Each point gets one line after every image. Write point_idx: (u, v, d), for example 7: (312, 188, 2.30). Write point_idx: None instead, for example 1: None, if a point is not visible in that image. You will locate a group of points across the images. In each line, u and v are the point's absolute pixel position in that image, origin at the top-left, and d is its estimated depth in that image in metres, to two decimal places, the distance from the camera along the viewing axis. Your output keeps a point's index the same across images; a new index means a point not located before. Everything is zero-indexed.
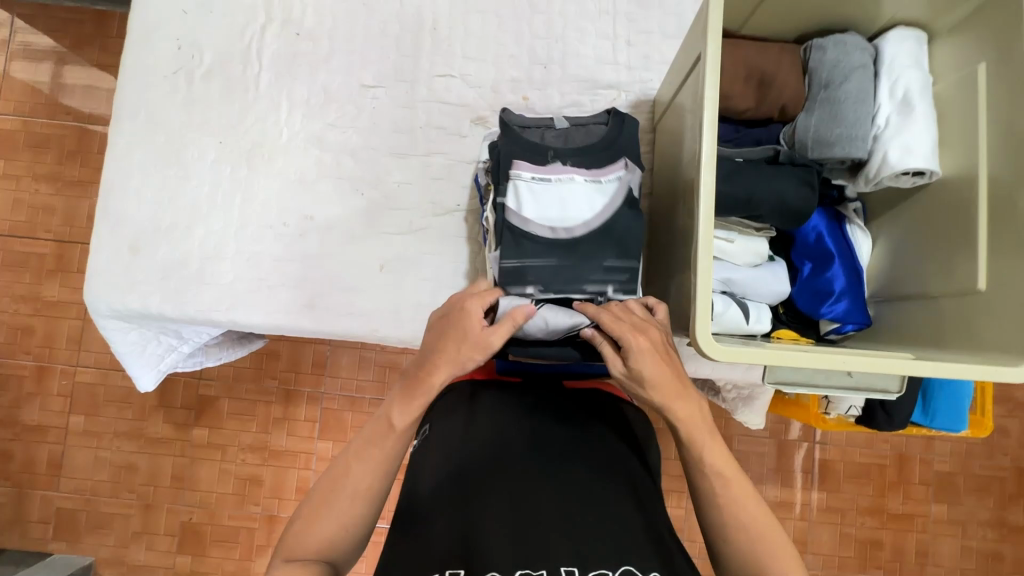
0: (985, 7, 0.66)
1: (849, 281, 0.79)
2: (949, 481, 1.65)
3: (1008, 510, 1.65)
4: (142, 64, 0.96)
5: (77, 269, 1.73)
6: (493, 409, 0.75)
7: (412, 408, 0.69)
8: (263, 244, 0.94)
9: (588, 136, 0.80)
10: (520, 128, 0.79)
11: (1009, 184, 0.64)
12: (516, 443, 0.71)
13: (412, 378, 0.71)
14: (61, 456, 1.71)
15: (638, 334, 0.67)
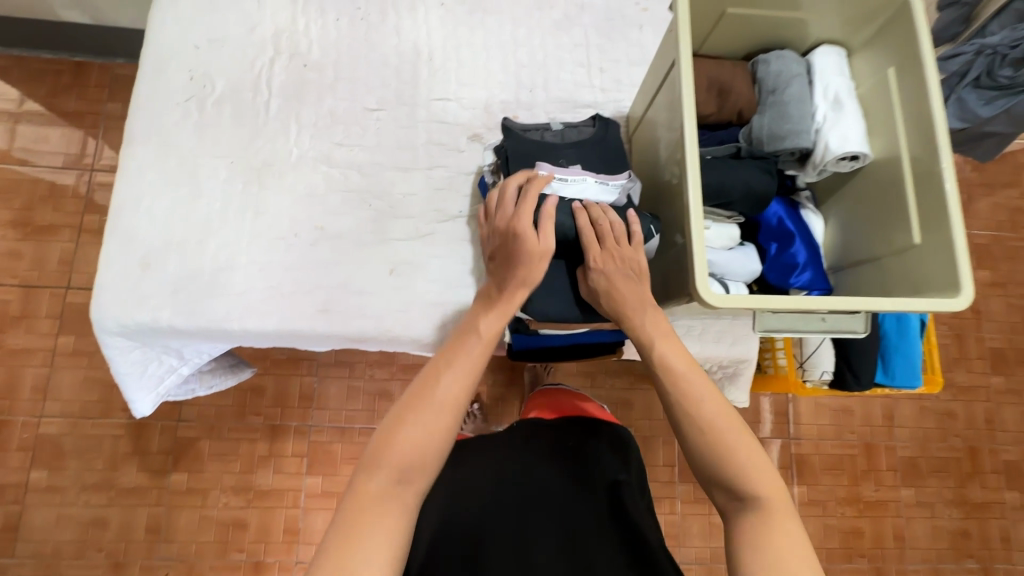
0: (885, 25, 0.84)
1: (810, 255, 0.91)
2: (913, 464, 1.78)
3: (967, 487, 1.79)
4: (155, 92, 1.01)
5: (44, 314, 1.66)
6: (482, 457, 0.90)
7: (496, 322, 0.74)
8: (275, 255, 0.98)
9: (581, 134, 0.90)
10: (521, 131, 0.88)
11: (926, 158, 0.78)
12: (506, 487, 0.86)
13: (490, 297, 0.77)
14: (18, 517, 1.57)
15: (599, 254, 0.79)
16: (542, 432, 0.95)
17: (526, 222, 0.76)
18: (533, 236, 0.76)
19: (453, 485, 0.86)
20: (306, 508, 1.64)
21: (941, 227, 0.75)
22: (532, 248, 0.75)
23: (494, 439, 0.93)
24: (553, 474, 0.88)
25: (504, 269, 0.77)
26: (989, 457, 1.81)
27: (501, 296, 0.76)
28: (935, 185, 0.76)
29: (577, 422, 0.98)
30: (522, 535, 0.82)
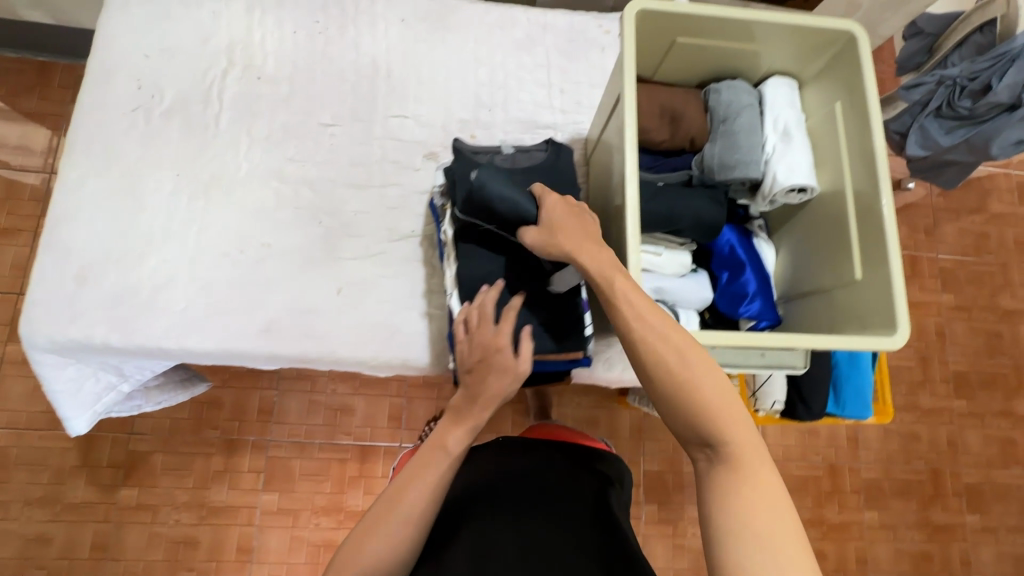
0: (835, 60, 0.84)
1: (760, 285, 0.91)
2: (877, 486, 1.79)
3: (930, 510, 1.80)
4: (101, 101, 0.98)
5: None
6: (478, 467, 0.92)
7: (464, 432, 0.73)
8: (220, 271, 0.95)
9: (532, 160, 0.87)
10: (470, 154, 0.85)
11: (867, 194, 0.78)
12: (495, 491, 0.87)
13: (458, 413, 0.75)
14: None
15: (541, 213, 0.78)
16: (541, 449, 0.95)
17: (506, 342, 0.76)
18: (510, 356, 0.76)
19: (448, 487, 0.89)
20: (262, 525, 1.60)
21: (880, 262, 0.76)
22: (510, 368, 0.76)
23: (492, 452, 0.94)
24: (543, 484, 0.88)
25: (475, 387, 0.75)
26: (951, 480, 1.82)
27: (470, 412, 0.75)
28: (875, 221, 0.77)
29: (564, 450, 0.95)
30: (507, 532, 0.81)
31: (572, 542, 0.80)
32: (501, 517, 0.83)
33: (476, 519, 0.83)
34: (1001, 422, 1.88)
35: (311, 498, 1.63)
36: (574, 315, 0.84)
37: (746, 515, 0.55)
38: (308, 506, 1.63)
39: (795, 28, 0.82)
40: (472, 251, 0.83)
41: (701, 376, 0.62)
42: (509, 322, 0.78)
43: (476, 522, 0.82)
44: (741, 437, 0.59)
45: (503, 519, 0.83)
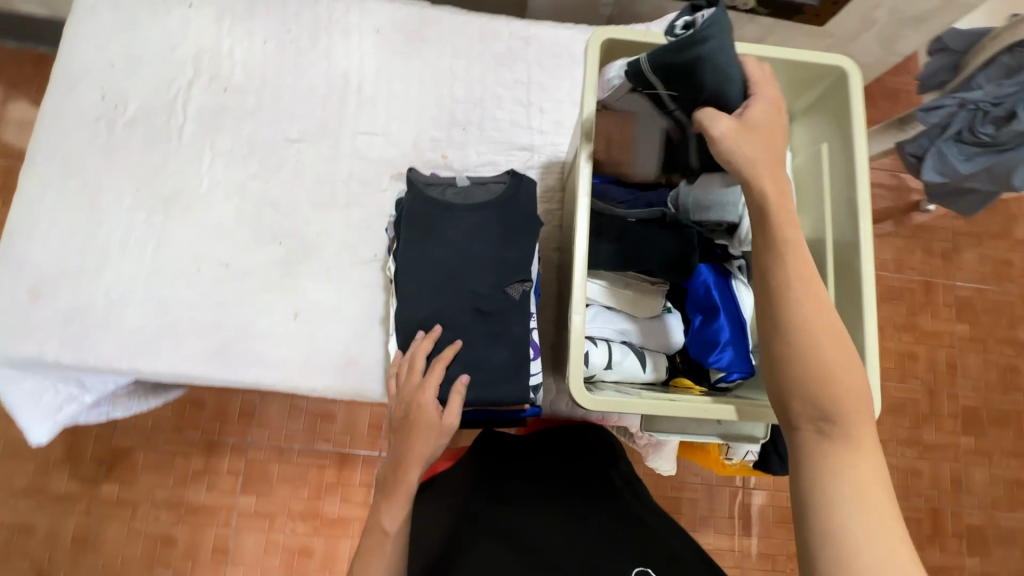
0: (825, 95, 0.77)
1: (735, 333, 0.84)
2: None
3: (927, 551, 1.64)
4: (63, 111, 0.96)
5: None
6: (455, 479, 0.88)
7: (398, 509, 0.71)
8: (175, 291, 0.93)
9: (487, 194, 0.83)
10: (424, 186, 0.83)
11: (848, 249, 0.72)
12: (488, 486, 0.82)
13: (387, 483, 0.74)
14: None
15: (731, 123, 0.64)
16: (516, 445, 0.94)
17: (431, 400, 0.74)
18: (434, 413, 0.74)
19: (435, 511, 0.85)
20: (238, 528, 1.59)
21: (855, 326, 0.69)
22: (435, 427, 0.74)
23: (463, 465, 0.91)
24: (535, 471, 0.85)
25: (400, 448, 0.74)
26: (952, 520, 1.65)
27: (398, 479, 0.73)
28: (854, 280, 0.70)
29: (540, 442, 0.93)
30: (515, 516, 0.76)
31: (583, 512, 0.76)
32: (505, 503, 0.78)
33: (474, 515, 0.77)
34: (1012, 462, 1.67)
35: (287, 503, 1.60)
36: (516, 363, 0.77)
37: (862, 497, 0.52)
38: (284, 511, 1.60)
39: (781, 61, 0.75)
40: (413, 291, 0.79)
41: (847, 366, 0.57)
42: (435, 378, 0.75)
43: (475, 519, 0.77)
44: (865, 428, 0.55)
45: (506, 504, 0.78)
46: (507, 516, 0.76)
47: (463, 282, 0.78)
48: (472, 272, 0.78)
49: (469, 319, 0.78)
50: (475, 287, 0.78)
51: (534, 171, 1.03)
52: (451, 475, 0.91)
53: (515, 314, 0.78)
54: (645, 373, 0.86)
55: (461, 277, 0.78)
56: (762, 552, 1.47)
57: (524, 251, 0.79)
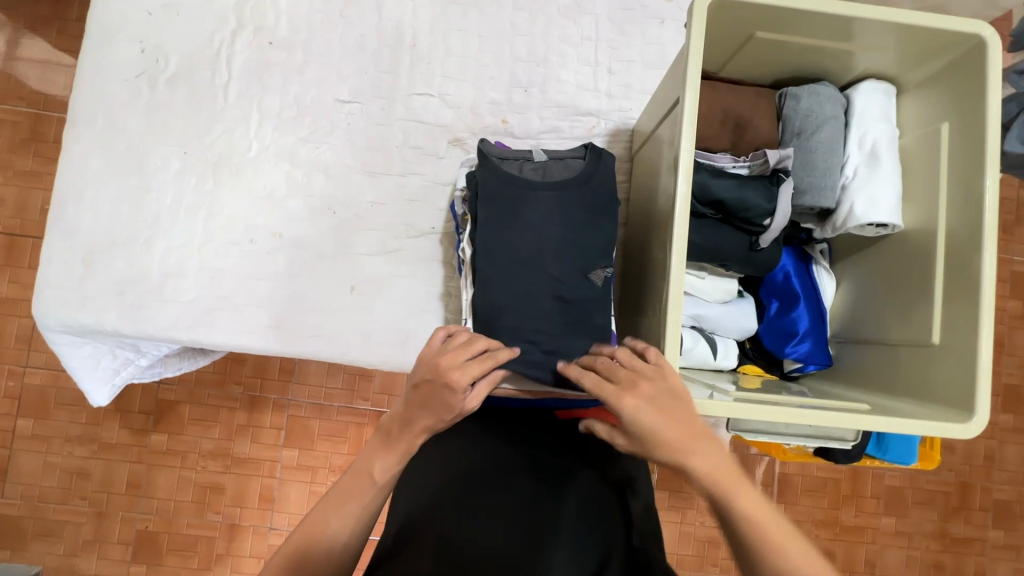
0: (949, 68, 0.69)
1: (813, 323, 0.81)
2: (898, 494, 1.40)
3: (949, 521, 1.40)
4: (101, 64, 0.90)
5: (29, 264, 1.35)
6: (457, 452, 0.72)
7: (394, 466, 0.63)
8: (229, 261, 0.91)
9: (565, 170, 0.78)
10: (498, 160, 0.79)
11: (963, 246, 0.66)
12: (512, 479, 0.69)
13: (389, 436, 0.65)
14: (7, 458, 1.36)
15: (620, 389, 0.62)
16: (541, 419, 0.78)
17: (458, 384, 0.63)
18: (459, 397, 0.63)
19: (437, 471, 0.71)
20: (283, 478, 1.39)
21: (966, 327, 0.65)
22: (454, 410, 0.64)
23: (484, 424, 0.75)
24: (564, 468, 0.71)
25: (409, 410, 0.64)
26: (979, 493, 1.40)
27: (400, 438, 0.64)
28: (968, 281, 0.65)
29: (574, 425, 0.78)
30: (529, 532, 0.65)
31: (584, 549, 0.64)
32: (524, 512, 0.66)
33: (467, 530, 0.65)
34: None
35: (329, 458, 1.39)
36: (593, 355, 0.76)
37: None
38: (326, 464, 1.39)
39: (910, 26, 0.66)
40: (488, 273, 0.76)
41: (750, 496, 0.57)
42: (462, 358, 0.65)
43: (486, 517, 0.66)
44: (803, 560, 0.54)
45: (524, 510, 0.66)
46: (521, 534, 0.64)
47: (543, 267, 0.75)
48: (553, 255, 0.75)
49: (552, 309, 0.76)
50: (553, 270, 0.75)
51: (600, 140, 0.96)
52: (471, 425, 0.75)
53: (598, 302, 0.77)
54: (716, 360, 0.82)
55: (542, 263, 0.75)
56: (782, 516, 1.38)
57: (606, 235, 0.77)
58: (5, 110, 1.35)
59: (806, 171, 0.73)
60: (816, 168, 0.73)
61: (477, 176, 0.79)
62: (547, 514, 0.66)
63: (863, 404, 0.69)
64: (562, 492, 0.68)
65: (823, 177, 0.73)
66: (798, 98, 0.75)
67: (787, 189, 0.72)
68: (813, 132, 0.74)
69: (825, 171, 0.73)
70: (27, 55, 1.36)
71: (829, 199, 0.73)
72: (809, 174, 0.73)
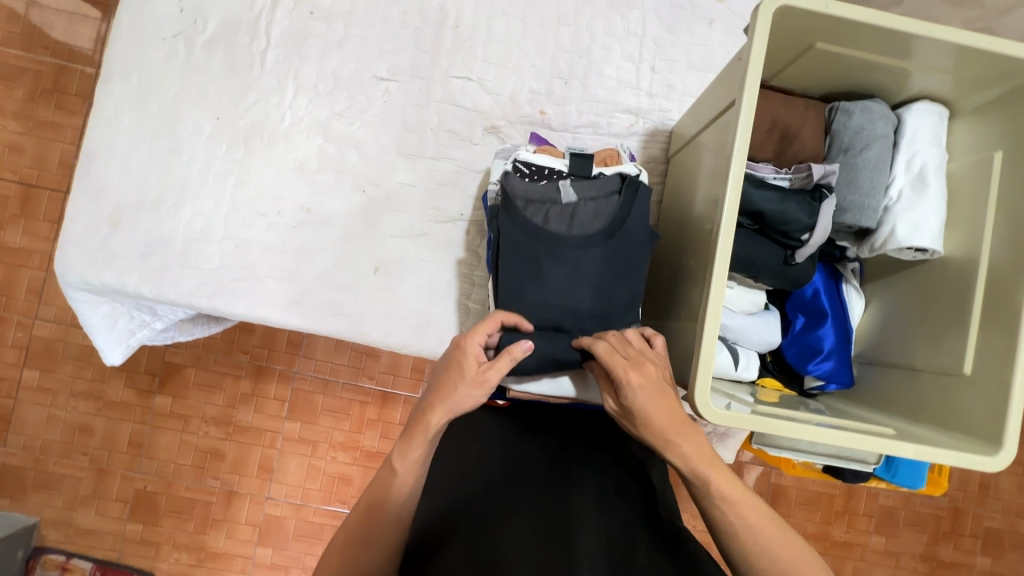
0: (1008, 96, 0.68)
1: (838, 341, 0.80)
2: (891, 513, 1.40)
3: (939, 546, 1.40)
4: (138, 21, 0.89)
5: (46, 219, 1.35)
6: (481, 447, 0.74)
7: (413, 452, 0.64)
8: (254, 232, 0.90)
9: (596, 216, 0.77)
10: (522, 202, 0.77)
11: (1006, 277, 0.66)
12: (521, 472, 0.69)
13: (411, 424, 0.66)
14: (10, 410, 1.37)
15: (629, 364, 0.63)
16: (561, 416, 0.78)
17: (474, 343, 0.66)
18: (475, 359, 0.65)
19: (456, 469, 0.73)
20: (283, 450, 1.39)
21: (1002, 361, 0.64)
22: (469, 373, 0.64)
23: (495, 416, 0.77)
24: (570, 460, 0.71)
25: (432, 386, 0.66)
26: (971, 521, 1.40)
27: (421, 421, 0.65)
28: (1009, 312, 0.65)
29: (580, 422, 0.77)
30: (544, 522, 0.64)
31: (606, 524, 0.64)
32: (534, 502, 0.66)
33: (495, 522, 0.64)
34: None
35: (330, 434, 1.39)
36: None
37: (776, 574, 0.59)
38: (327, 439, 1.39)
39: (975, 50, 0.65)
40: (518, 282, 0.75)
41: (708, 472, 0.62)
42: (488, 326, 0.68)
43: (501, 513, 0.65)
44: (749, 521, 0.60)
45: (535, 502, 0.66)
46: (540, 525, 0.63)
47: (563, 320, 0.75)
48: (577, 312, 0.75)
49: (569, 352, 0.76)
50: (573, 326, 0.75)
51: (637, 138, 0.94)
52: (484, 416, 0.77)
53: None
54: (737, 371, 0.81)
55: (561, 315, 0.75)
56: None
57: (631, 290, 0.76)
58: (29, 59, 1.33)
59: (849, 188, 0.72)
60: (859, 186, 0.72)
61: (500, 220, 0.77)
62: (558, 502, 0.66)
63: (887, 428, 0.69)
64: (575, 479, 0.68)
65: (867, 195, 0.72)
66: (848, 114, 0.74)
67: (831, 205, 0.71)
68: (861, 147, 0.73)
69: (869, 190, 0.72)
70: (54, 2, 1.33)
71: (870, 219, 0.72)
72: (852, 191, 0.72)
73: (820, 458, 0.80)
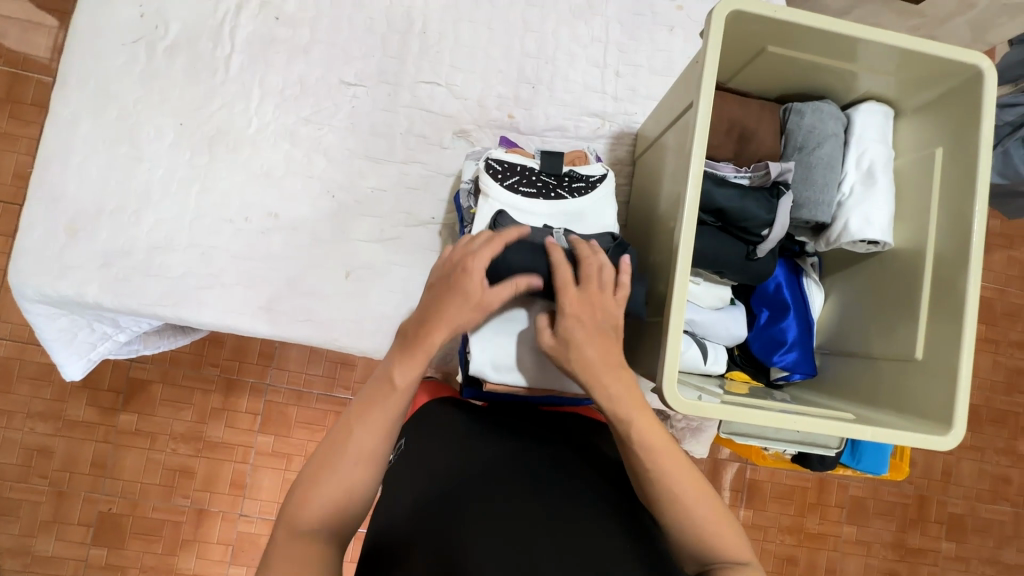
0: (947, 95, 0.72)
1: (801, 333, 0.82)
2: (860, 503, 1.45)
3: (906, 533, 1.45)
4: (95, 28, 0.87)
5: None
6: (449, 449, 0.72)
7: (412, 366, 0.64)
8: (219, 238, 0.88)
9: None
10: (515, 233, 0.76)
11: (949, 268, 0.69)
12: (490, 471, 0.68)
13: (407, 338, 0.66)
14: None
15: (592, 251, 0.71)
16: (529, 419, 0.78)
17: (479, 267, 0.67)
18: (479, 286, 0.66)
19: (423, 471, 0.71)
20: (256, 465, 1.36)
21: (950, 345, 0.68)
22: (473, 299, 0.66)
23: (465, 420, 0.77)
24: (544, 463, 0.69)
25: (433, 304, 0.67)
26: (936, 507, 1.46)
27: (421, 338, 0.65)
28: (953, 300, 0.68)
29: (549, 421, 0.79)
30: (513, 527, 0.62)
31: (578, 517, 0.64)
32: (503, 502, 0.64)
33: (461, 524, 0.62)
34: None
35: (305, 446, 1.37)
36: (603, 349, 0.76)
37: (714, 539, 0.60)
38: (302, 452, 1.36)
39: (915, 53, 0.69)
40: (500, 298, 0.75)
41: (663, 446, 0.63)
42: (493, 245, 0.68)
43: (468, 513, 0.63)
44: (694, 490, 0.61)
45: (509, 506, 0.64)
46: (508, 523, 0.62)
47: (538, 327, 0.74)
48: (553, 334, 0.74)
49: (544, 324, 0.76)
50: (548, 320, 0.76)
51: (603, 141, 0.96)
52: (458, 421, 0.77)
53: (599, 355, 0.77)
54: (705, 365, 0.83)
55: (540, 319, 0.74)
56: (752, 521, 1.41)
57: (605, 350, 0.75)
58: None
59: (804, 183, 0.76)
60: (815, 182, 0.75)
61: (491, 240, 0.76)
62: (533, 509, 0.64)
63: (847, 413, 0.72)
64: (543, 475, 0.68)
65: (821, 192, 0.75)
66: (800, 113, 0.77)
67: (788, 201, 0.74)
68: (815, 144, 0.76)
69: (824, 185, 0.75)
70: (4, 11, 1.29)
71: (825, 213, 0.75)
72: (808, 187, 0.75)
73: (785, 446, 0.82)
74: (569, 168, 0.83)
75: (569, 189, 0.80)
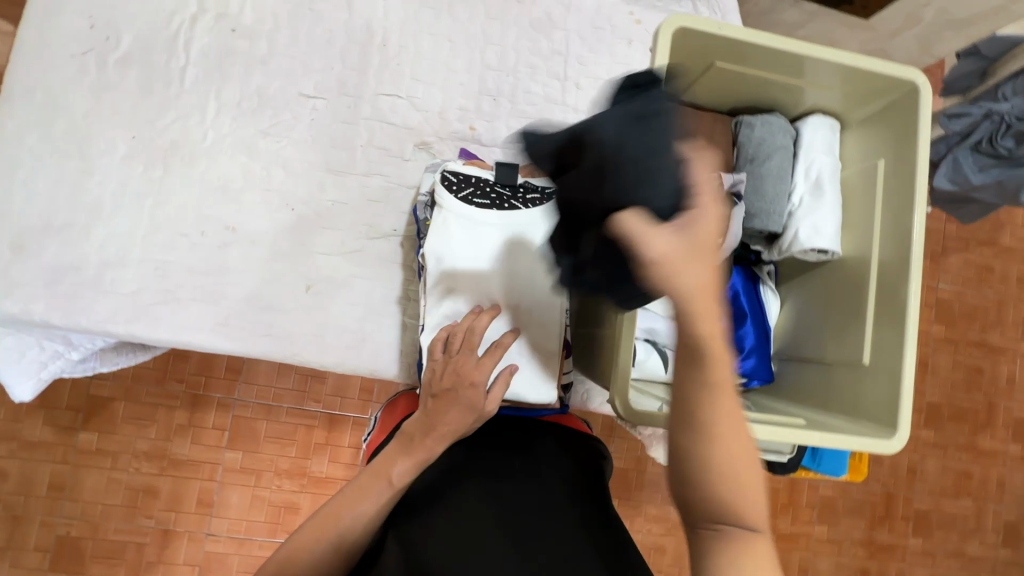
0: (887, 109, 0.75)
1: (758, 340, 0.84)
2: (830, 503, 1.48)
3: (875, 530, 1.49)
4: (43, 39, 0.85)
5: None
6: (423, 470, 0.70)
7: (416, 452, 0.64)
8: (175, 253, 0.86)
9: None
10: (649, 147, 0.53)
11: (892, 276, 0.72)
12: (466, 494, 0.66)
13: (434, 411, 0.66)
14: None
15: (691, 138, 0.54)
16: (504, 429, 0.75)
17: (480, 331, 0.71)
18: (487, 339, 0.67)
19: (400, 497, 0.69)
20: (224, 482, 1.32)
21: (894, 351, 0.70)
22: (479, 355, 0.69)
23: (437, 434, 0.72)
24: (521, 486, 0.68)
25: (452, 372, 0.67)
26: (902, 505, 1.50)
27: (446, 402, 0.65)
28: (895, 308, 0.71)
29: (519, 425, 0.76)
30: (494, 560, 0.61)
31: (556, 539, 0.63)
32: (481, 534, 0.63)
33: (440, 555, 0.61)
34: None
35: (275, 461, 1.34)
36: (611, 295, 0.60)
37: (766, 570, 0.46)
38: (272, 467, 1.34)
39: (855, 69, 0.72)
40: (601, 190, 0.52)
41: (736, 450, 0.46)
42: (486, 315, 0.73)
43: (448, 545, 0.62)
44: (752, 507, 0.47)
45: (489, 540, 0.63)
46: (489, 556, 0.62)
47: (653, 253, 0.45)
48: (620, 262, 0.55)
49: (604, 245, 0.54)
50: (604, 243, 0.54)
51: None
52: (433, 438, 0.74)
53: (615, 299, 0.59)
54: (666, 373, 0.84)
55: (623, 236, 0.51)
56: None
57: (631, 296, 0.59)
58: None
59: (755, 193, 0.77)
60: (765, 192, 0.77)
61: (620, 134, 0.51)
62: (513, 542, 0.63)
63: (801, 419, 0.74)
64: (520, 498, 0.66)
65: (771, 202, 0.77)
66: (750, 125, 0.79)
67: (740, 212, 0.75)
68: (764, 155, 0.78)
69: (773, 197, 0.77)
70: None
71: (774, 223, 0.78)
72: (759, 197, 0.77)
73: None
74: (523, 179, 0.83)
75: (523, 200, 0.79)
